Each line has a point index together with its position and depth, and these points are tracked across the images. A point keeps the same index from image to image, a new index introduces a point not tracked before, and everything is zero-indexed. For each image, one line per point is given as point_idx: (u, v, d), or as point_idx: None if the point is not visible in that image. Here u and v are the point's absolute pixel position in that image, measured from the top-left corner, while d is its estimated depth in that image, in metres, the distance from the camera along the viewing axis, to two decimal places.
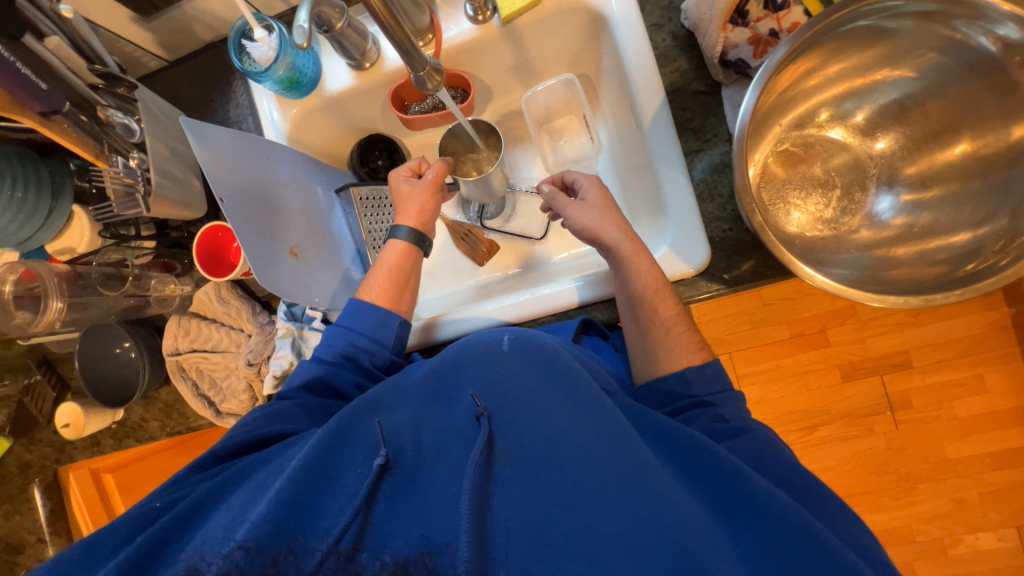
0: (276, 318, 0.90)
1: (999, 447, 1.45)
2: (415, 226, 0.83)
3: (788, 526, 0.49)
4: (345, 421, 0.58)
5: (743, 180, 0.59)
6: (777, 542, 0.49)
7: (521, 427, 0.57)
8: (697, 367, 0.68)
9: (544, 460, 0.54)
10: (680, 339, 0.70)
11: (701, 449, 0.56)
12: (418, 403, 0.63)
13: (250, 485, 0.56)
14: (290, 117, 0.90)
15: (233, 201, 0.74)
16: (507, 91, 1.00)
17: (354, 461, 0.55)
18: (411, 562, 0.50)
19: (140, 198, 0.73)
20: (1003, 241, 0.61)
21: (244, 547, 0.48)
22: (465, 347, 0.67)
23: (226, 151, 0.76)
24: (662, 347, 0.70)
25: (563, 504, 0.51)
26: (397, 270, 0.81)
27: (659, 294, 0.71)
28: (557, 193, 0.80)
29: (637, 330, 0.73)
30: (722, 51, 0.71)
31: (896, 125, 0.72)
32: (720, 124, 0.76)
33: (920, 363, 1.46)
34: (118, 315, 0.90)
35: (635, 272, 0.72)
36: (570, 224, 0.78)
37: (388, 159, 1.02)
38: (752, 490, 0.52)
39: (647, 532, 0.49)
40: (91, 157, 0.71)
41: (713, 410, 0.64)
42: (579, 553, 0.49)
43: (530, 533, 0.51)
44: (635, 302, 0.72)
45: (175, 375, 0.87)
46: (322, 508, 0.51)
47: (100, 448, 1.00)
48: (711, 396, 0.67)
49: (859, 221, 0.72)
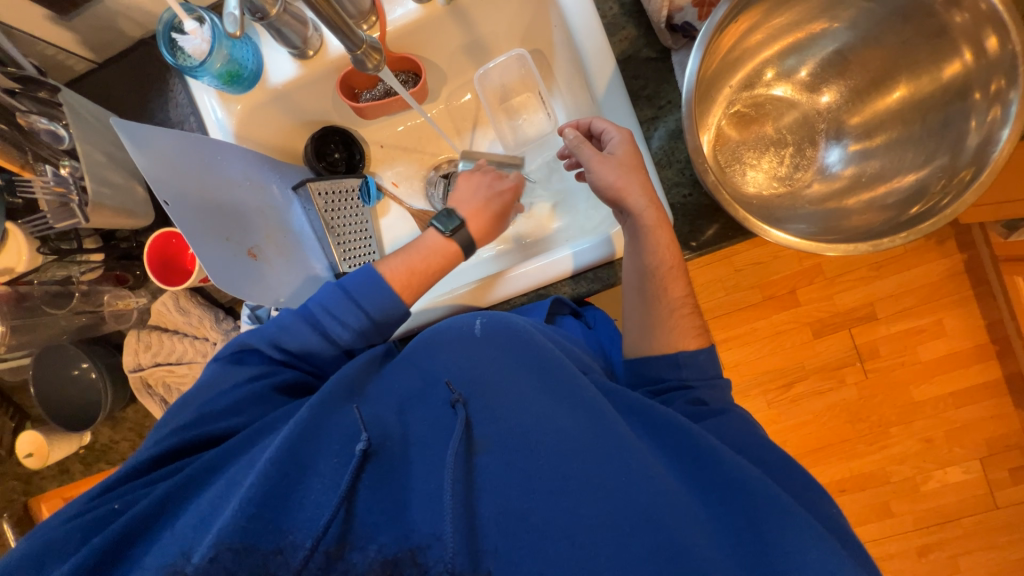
0: (240, 322, 0.87)
1: (960, 386, 1.54)
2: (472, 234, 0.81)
3: (760, 496, 0.51)
4: (323, 404, 0.56)
5: (695, 142, 0.59)
6: (751, 510, 0.51)
7: (498, 414, 0.58)
8: (691, 353, 0.68)
9: (521, 445, 0.55)
10: (683, 322, 0.70)
11: (672, 423, 0.58)
12: (392, 394, 0.62)
13: (221, 481, 0.53)
14: (235, 114, 0.86)
15: (178, 203, 0.70)
16: (460, 73, 0.98)
17: (329, 452, 0.52)
18: (401, 560, 0.48)
19: (76, 207, 0.68)
20: (947, 178, 0.63)
21: (231, 548, 0.44)
22: (442, 330, 0.67)
23: (170, 153, 0.73)
24: (664, 326, 0.70)
25: (544, 486, 0.52)
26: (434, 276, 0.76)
27: (673, 272, 0.70)
28: (583, 143, 0.73)
29: (640, 305, 0.72)
30: (668, 16, 0.71)
31: (839, 78, 0.74)
32: (673, 89, 0.76)
33: (883, 313, 1.52)
34: (68, 333, 0.85)
35: (652, 246, 0.69)
36: (592, 178, 0.71)
37: (345, 151, 1.02)
38: (717, 456, 0.55)
39: (625, 510, 0.50)
40: (15, 168, 0.66)
41: (689, 395, 0.66)
42: (560, 533, 0.50)
43: (511, 522, 0.51)
44: (647, 276, 0.70)
45: (141, 391, 0.85)
46: (299, 501, 0.48)
47: (69, 475, 0.96)
48: (700, 382, 0.67)
49: (811, 174, 0.74)
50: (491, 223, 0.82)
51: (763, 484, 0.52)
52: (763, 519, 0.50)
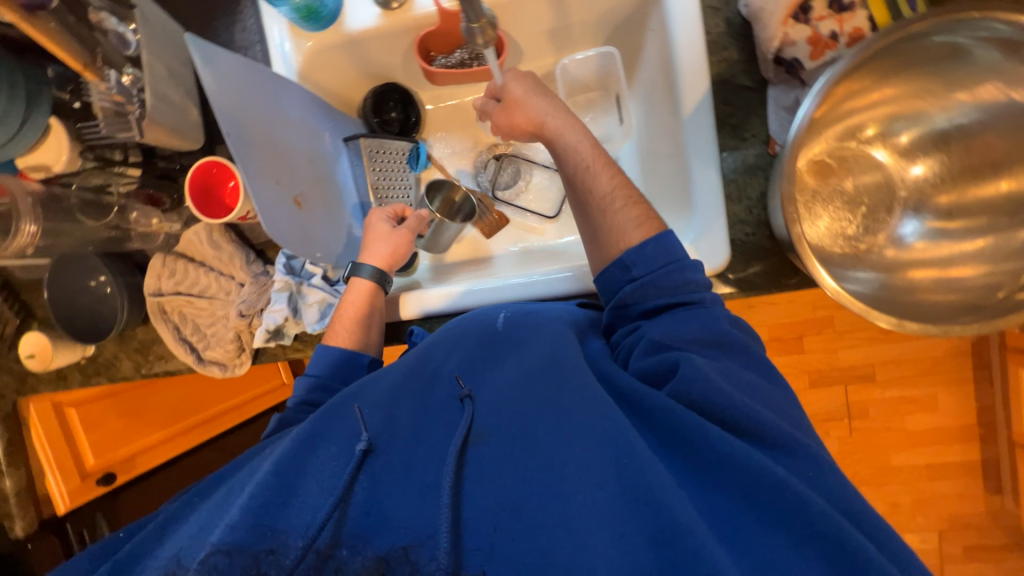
0: (271, 269, 0.84)
1: (939, 461, 1.57)
2: (380, 266, 0.80)
3: (802, 509, 0.44)
4: (332, 408, 0.57)
5: (789, 189, 0.59)
6: (788, 520, 0.44)
7: (500, 405, 0.56)
8: (636, 249, 0.64)
9: (518, 437, 0.53)
10: (626, 212, 0.68)
11: (668, 413, 0.52)
12: (395, 378, 0.60)
13: (222, 490, 0.54)
14: (303, 51, 0.82)
15: (238, 137, 0.67)
16: (538, 57, 0.94)
17: (328, 455, 0.53)
18: (394, 558, 0.47)
19: (133, 120, 0.65)
20: (1023, 278, 0.60)
21: (221, 551, 0.45)
22: (456, 327, 0.66)
23: (236, 75, 0.70)
24: (604, 226, 0.69)
25: (539, 478, 0.50)
26: (363, 313, 0.77)
27: (597, 166, 0.71)
28: (489, 98, 0.82)
29: (583, 221, 0.73)
30: (778, 48, 0.67)
31: (936, 152, 0.71)
32: (760, 123, 0.74)
33: (882, 378, 1.54)
34: (93, 245, 0.83)
35: (565, 155, 0.73)
36: (502, 125, 0.80)
37: (402, 113, 0.99)
38: (714, 443, 0.49)
39: (626, 502, 0.47)
40: (79, 66, 0.60)
41: (645, 338, 0.60)
42: (554, 525, 0.47)
43: (503, 516, 0.49)
44: (573, 185, 0.72)
45: (156, 317, 0.82)
46: (297, 504, 0.49)
47: (66, 382, 0.93)
48: (649, 275, 0.63)
49: (882, 239, 0.71)
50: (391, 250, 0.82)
51: (766, 468, 0.46)
52: (784, 526, 0.44)
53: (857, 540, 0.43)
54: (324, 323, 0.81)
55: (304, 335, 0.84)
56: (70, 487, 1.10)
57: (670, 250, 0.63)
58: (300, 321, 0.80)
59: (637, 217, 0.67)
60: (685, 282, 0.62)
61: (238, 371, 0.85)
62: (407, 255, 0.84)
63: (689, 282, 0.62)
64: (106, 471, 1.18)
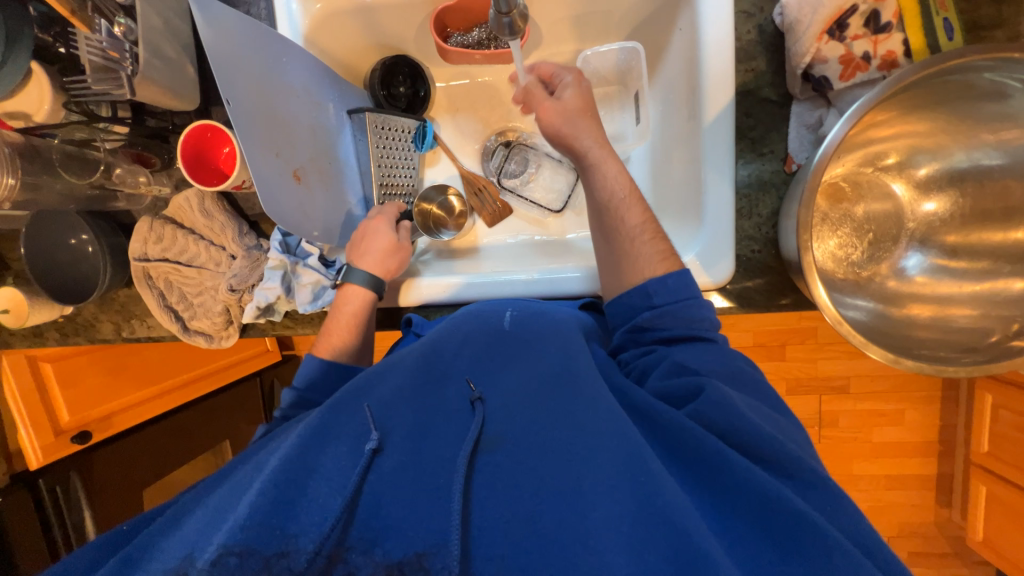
0: (265, 244, 0.81)
1: (898, 472, 1.64)
2: (375, 273, 0.77)
3: (809, 534, 0.45)
4: (337, 405, 0.57)
5: (806, 216, 0.58)
6: (797, 544, 0.45)
7: (512, 411, 0.57)
8: (659, 278, 0.65)
9: (534, 446, 0.53)
10: (646, 249, 0.68)
11: (684, 430, 0.52)
12: (405, 376, 0.61)
13: (228, 485, 0.54)
14: (310, 13, 0.77)
15: (240, 106, 0.63)
16: (557, 44, 0.90)
17: (335, 453, 0.53)
18: (407, 564, 0.47)
19: (124, 77, 0.60)
20: (1014, 326, 0.60)
21: (234, 553, 0.45)
22: (462, 325, 0.68)
23: (234, 35, 0.65)
24: (626, 258, 0.69)
25: (556, 487, 0.50)
26: (361, 322, 0.75)
27: (630, 198, 0.70)
28: (534, 89, 0.76)
29: (603, 243, 0.72)
30: (809, 64, 0.65)
31: (950, 188, 0.70)
32: (781, 140, 0.72)
33: (856, 390, 1.59)
34: (75, 203, 0.77)
35: (600, 178, 0.71)
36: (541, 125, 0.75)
37: (411, 87, 0.94)
38: (726, 464, 0.50)
39: (641, 518, 0.47)
40: (68, 13, 0.57)
41: (669, 360, 0.61)
42: (572, 536, 0.46)
43: (515, 524, 0.48)
44: (602, 210, 0.71)
45: (140, 282, 0.79)
46: (305, 503, 0.49)
47: (43, 339, 0.91)
48: (670, 304, 0.64)
49: (885, 270, 0.72)
50: (386, 258, 0.78)
51: (776, 490, 0.47)
52: (797, 551, 0.44)
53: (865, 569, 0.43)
54: (316, 306, 0.79)
55: (295, 313, 0.83)
56: (43, 442, 1.09)
57: (688, 283, 0.65)
58: (292, 300, 0.78)
59: (662, 251, 0.68)
60: (700, 314, 0.64)
61: (224, 343, 0.84)
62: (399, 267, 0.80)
63: (703, 316, 0.64)
64: (81, 429, 1.16)
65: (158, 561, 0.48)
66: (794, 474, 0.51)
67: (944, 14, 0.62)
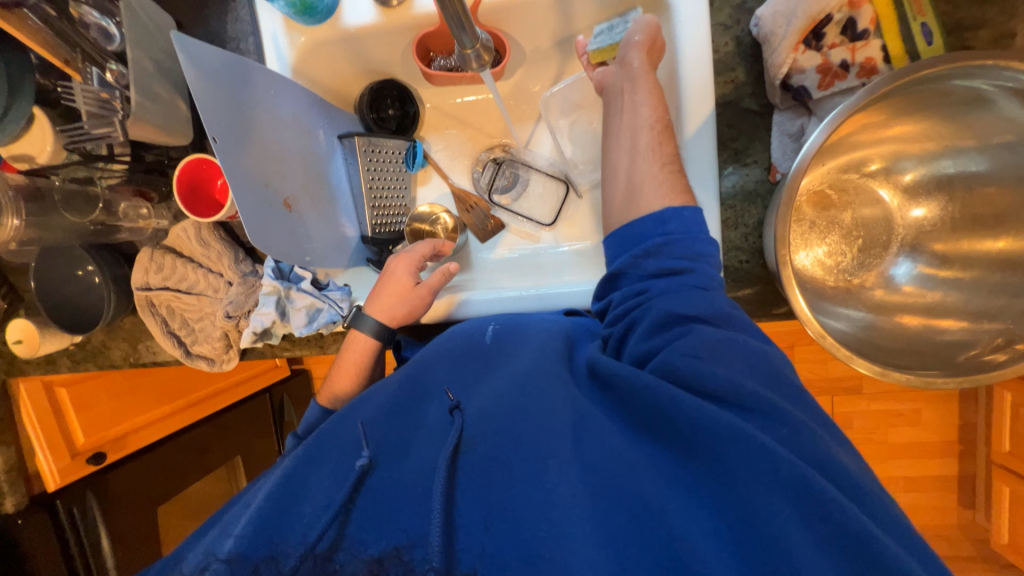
0: (260, 269, 0.83)
1: (915, 473, 1.60)
2: (384, 321, 0.77)
3: (782, 471, 0.43)
4: (326, 429, 0.61)
5: (784, 230, 0.58)
6: (772, 493, 0.43)
7: (486, 409, 0.56)
8: (676, 207, 0.59)
9: (506, 441, 0.52)
10: (667, 177, 0.62)
11: (642, 387, 0.50)
12: (384, 393, 0.62)
13: (223, 519, 0.58)
14: (297, 45, 0.80)
15: (225, 142, 0.65)
16: (542, 62, 0.92)
17: (322, 477, 0.55)
18: (387, 558, 0.49)
19: (118, 122, 0.66)
20: (1001, 339, 0.62)
21: (225, 561, 0.49)
22: (445, 342, 0.67)
23: (216, 69, 0.66)
24: (647, 182, 0.62)
25: (527, 479, 0.49)
26: (362, 368, 0.77)
27: (659, 131, 0.64)
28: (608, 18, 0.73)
29: (626, 161, 0.65)
30: (786, 74, 0.65)
31: (938, 194, 0.69)
32: (763, 149, 0.72)
33: (868, 391, 1.56)
34: (79, 239, 0.80)
35: (643, 99, 0.65)
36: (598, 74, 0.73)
37: (400, 110, 0.96)
38: (693, 416, 0.47)
39: (612, 496, 0.47)
40: (60, 61, 0.60)
41: (656, 314, 0.55)
42: (543, 517, 0.46)
43: (491, 514, 0.49)
44: (632, 132, 0.65)
45: (144, 309, 0.82)
46: (293, 523, 0.52)
47: (55, 366, 0.94)
48: (683, 235, 0.58)
49: (874, 278, 0.71)
50: (398, 302, 0.77)
51: (742, 428, 0.45)
52: (782, 491, 0.43)
53: (851, 511, 0.41)
54: (311, 328, 0.79)
55: (292, 336, 0.85)
56: (61, 464, 1.13)
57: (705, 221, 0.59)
58: (288, 324, 0.80)
59: (673, 183, 0.62)
60: (705, 257, 0.57)
61: (226, 366, 0.86)
62: (413, 315, 0.79)
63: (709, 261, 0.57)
64: (96, 450, 1.20)
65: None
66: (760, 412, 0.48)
67: (922, 18, 0.61)
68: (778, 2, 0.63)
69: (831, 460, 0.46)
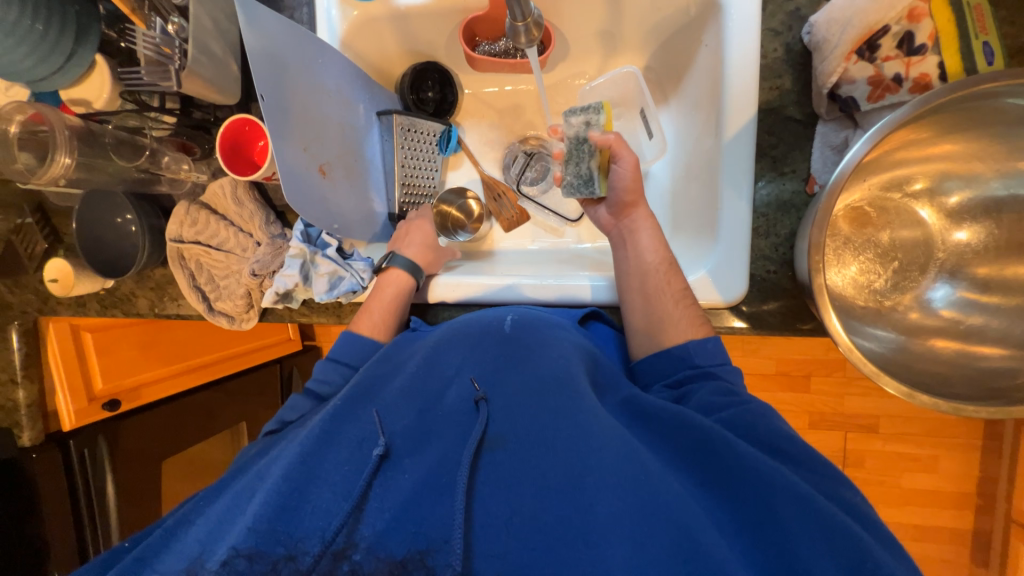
0: (289, 233, 0.85)
1: (929, 522, 1.53)
2: (416, 258, 0.82)
3: (808, 511, 0.48)
4: (345, 413, 0.60)
5: (818, 237, 0.56)
6: (801, 535, 0.47)
7: (514, 413, 0.58)
8: (698, 341, 0.67)
9: (534, 444, 0.55)
10: (684, 313, 0.70)
11: (682, 420, 0.57)
12: (407, 384, 0.63)
13: (225, 499, 0.56)
14: (348, 19, 0.82)
15: (271, 102, 0.67)
16: (584, 58, 0.92)
17: (339, 458, 0.55)
18: (411, 561, 0.48)
19: (173, 71, 0.66)
20: None
21: (242, 555, 0.47)
22: (468, 329, 0.70)
23: (272, 35, 0.68)
24: (668, 321, 0.70)
25: (558, 487, 0.51)
26: (396, 305, 0.80)
27: (664, 270, 0.73)
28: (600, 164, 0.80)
29: (641, 304, 0.73)
30: (835, 83, 0.64)
31: (984, 219, 0.66)
32: (803, 159, 0.71)
33: (886, 430, 1.51)
34: (123, 183, 0.85)
35: (643, 245, 0.75)
36: (599, 215, 0.84)
37: (439, 92, 0.97)
38: (730, 453, 0.53)
39: (641, 512, 0.48)
40: (128, 9, 0.64)
41: (716, 385, 0.63)
42: (573, 528, 0.48)
43: (522, 517, 0.50)
44: (642, 275, 0.74)
45: (174, 261, 0.84)
46: (306, 509, 0.51)
47: (84, 310, 0.98)
48: (711, 365, 0.66)
49: (908, 300, 0.68)
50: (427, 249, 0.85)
51: (771, 470, 0.51)
52: (812, 524, 0.47)
53: (863, 540, 0.47)
54: (331, 295, 0.81)
55: (311, 301, 0.86)
56: (77, 407, 1.14)
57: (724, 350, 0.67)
58: (309, 289, 0.81)
59: (691, 315, 0.70)
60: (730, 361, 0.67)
61: (244, 325, 0.88)
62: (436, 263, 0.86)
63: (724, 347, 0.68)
64: (112, 397, 1.22)
65: (166, 564, 0.50)
66: (788, 459, 0.55)
67: (984, 37, 0.60)
68: (834, 10, 0.63)
69: (843, 497, 0.52)
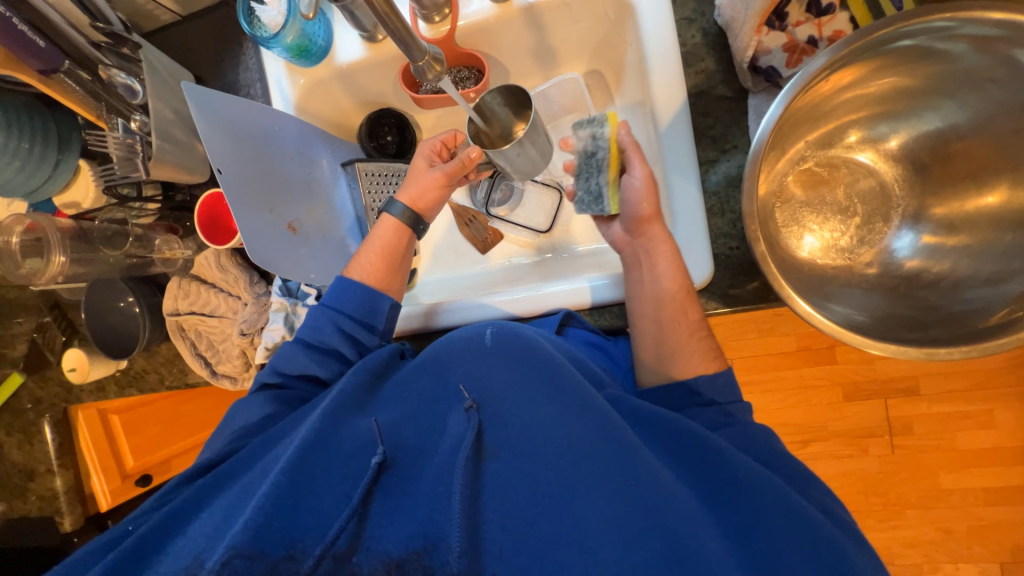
0: (272, 290, 0.90)
1: (995, 483, 1.42)
2: (410, 205, 0.81)
3: (800, 523, 0.48)
4: (337, 416, 0.60)
5: (752, 205, 0.56)
6: (793, 542, 0.47)
7: (508, 421, 0.59)
8: (708, 376, 0.63)
9: (528, 451, 0.56)
10: (698, 345, 0.66)
11: (684, 430, 0.56)
12: (407, 401, 0.65)
13: (231, 493, 0.59)
14: (298, 86, 0.89)
15: (230, 173, 0.73)
16: (527, 77, 0.97)
17: (336, 462, 0.57)
18: (407, 560, 0.51)
19: (139, 161, 0.77)
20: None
21: (243, 555, 0.48)
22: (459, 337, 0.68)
23: (227, 114, 0.74)
24: (676, 347, 0.66)
25: (551, 492, 0.53)
26: (389, 252, 0.80)
27: (683, 302, 0.67)
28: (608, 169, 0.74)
29: (655, 330, 0.68)
30: (753, 56, 0.65)
31: (936, 158, 0.66)
32: (742, 133, 0.71)
33: (928, 391, 1.42)
34: (122, 271, 0.91)
35: (662, 268, 0.69)
36: (614, 232, 0.77)
37: (398, 135, 1.01)
38: (730, 464, 0.52)
39: (633, 515, 0.49)
40: (93, 116, 0.74)
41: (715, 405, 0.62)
42: (568, 534, 0.50)
43: (518, 523, 0.52)
44: (659, 303, 0.68)
45: (175, 334, 0.88)
46: (304, 509, 0.53)
47: (105, 394, 1.01)
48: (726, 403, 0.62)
49: (872, 255, 0.67)
50: (422, 188, 0.81)
51: (770, 481, 0.51)
52: (798, 527, 0.48)
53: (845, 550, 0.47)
54: None
55: None
56: (111, 487, 1.19)
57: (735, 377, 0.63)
58: None
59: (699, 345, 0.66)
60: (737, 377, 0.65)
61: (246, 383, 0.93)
62: (438, 202, 0.83)
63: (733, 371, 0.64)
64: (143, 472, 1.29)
65: (168, 562, 0.53)
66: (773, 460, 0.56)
67: None
68: None
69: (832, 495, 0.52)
